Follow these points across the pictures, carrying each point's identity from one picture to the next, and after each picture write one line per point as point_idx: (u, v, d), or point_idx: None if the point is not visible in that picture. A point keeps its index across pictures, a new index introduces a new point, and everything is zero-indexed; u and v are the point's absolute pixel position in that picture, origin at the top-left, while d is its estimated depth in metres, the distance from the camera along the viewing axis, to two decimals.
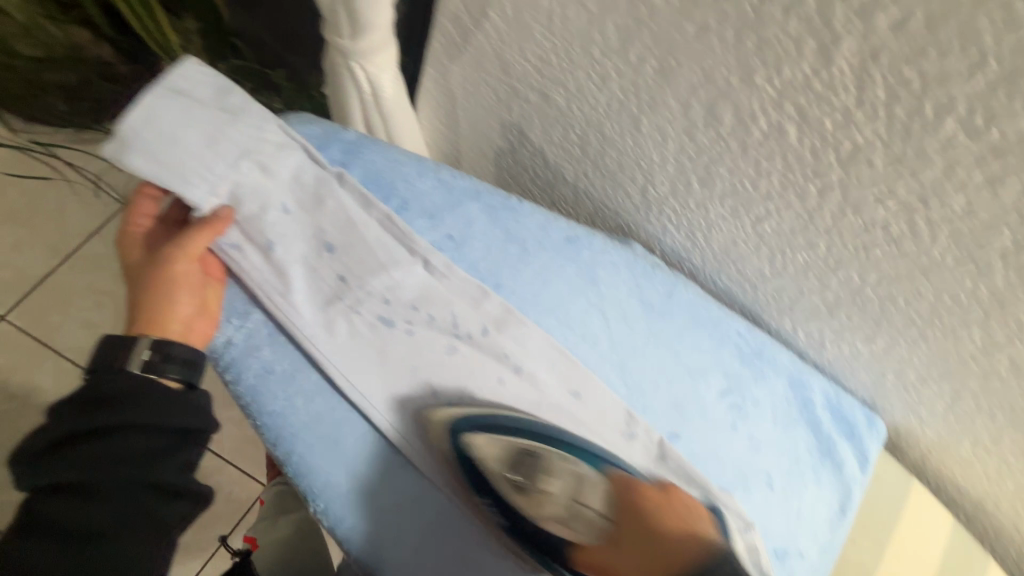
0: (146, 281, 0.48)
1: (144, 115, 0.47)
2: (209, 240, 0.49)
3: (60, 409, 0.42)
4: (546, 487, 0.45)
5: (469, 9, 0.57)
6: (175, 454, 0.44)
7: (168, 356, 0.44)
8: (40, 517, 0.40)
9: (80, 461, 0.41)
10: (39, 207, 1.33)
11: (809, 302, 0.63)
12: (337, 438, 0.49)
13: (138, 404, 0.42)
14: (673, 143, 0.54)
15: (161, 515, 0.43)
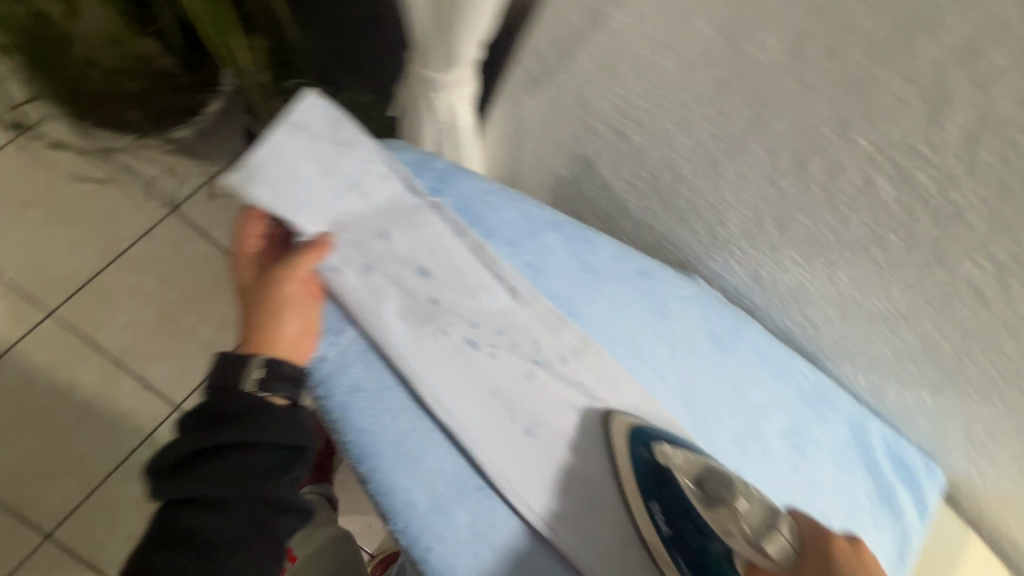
0: (256, 303, 0.51)
1: (270, 147, 0.52)
2: (315, 263, 0.52)
3: (187, 425, 0.46)
4: (737, 505, 0.46)
5: (558, 50, 0.59)
6: (286, 470, 0.47)
7: (279, 375, 0.48)
8: (171, 527, 0.43)
9: (208, 474, 0.44)
10: (92, 209, 1.33)
11: (876, 350, 0.63)
12: (417, 458, 0.51)
13: (254, 421, 0.46)
14: (753, 188, 0.55)
15: (274, 530, 0.45)
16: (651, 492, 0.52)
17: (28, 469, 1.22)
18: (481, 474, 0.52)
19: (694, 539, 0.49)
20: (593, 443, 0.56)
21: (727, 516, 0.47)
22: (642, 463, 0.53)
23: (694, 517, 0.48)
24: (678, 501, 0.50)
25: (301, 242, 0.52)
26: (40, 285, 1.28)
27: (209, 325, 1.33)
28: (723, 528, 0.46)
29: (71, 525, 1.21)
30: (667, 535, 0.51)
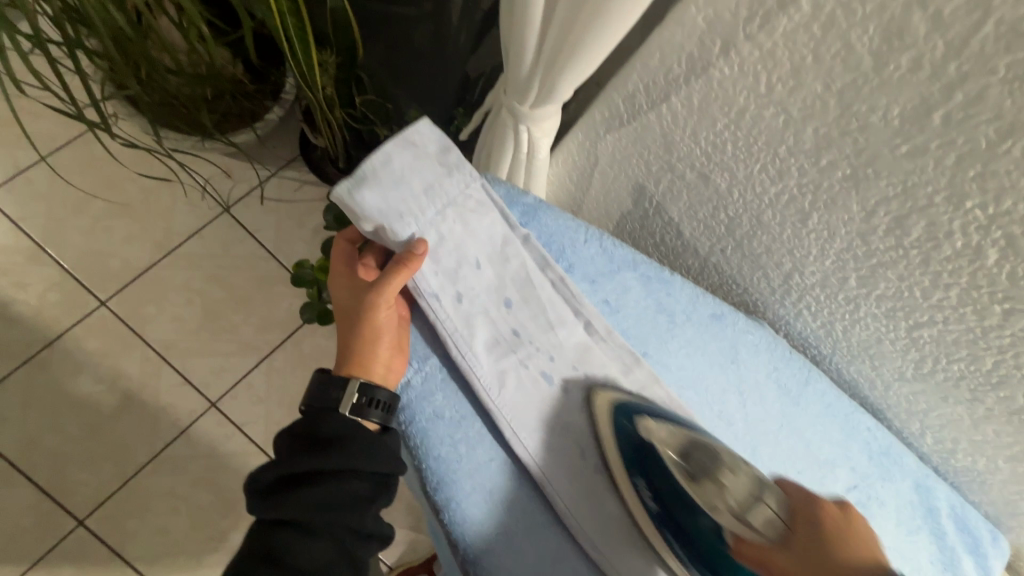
0: (351, 322, 0.52)
1: (382, 162, 0.54)
2: (405, 280, 0.52)
3: (291, 445, 0.47)
4: (723, 478, 0.49)
5: (648, 91, 0.60)
6: (377, 499, 0.47)
7: (373, 402, 0.50)
8: (269, 545, 0.44)
9: (308, 497, 0.45)
10: (151, 203, 1.36)
11: (951, 412, 0.61)
12: (491, 491, 0.52)
13: (348, 448, 0.46)
14: (840, 242, 0.55)
15: (359, 559, 0.46)
16: (636, 470, 0.53)
17: (67, 455, 1.24)
18: (552, 512, 0.53)
19: (687, 522, 0.50)
20: (578, 417, 0.56)
21: (714, 491, 0.49)
22: (626, 438, 0.53)
23: (683, 495, 0.50)
24: (666, 478, 0.51)
25: (393, 259, 0.53)
26: (91, 275, 1.31)
27: (251, 324, 1.36)
28: (710, 503, 0.49)
29: (104, 512, 1.23)
30: (656, 514, 0.52)
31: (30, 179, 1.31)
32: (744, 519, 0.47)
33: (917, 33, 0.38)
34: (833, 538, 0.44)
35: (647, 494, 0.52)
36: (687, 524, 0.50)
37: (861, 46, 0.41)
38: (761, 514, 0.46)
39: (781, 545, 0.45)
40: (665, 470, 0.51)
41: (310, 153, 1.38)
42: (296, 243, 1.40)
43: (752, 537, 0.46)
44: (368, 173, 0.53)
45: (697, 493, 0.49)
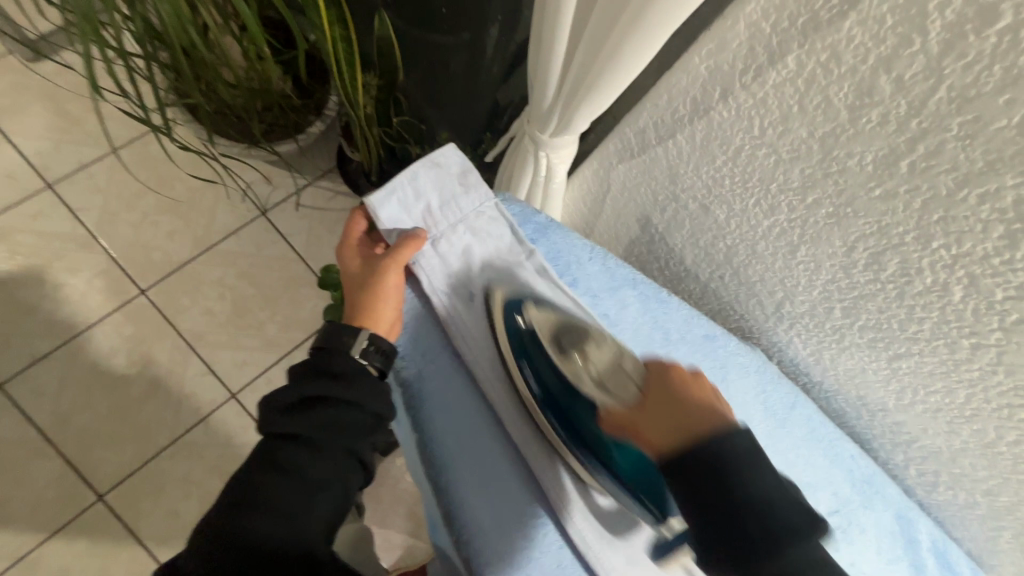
0: (361, 283, 0.58)
1: (408, 179, 0.62)
2: (413, 252, 0.59)
3: (303, 373, 0.49)
4: (588, 349, 0.58)
5: (658, 129, 0.66)
6: (376, 432, 0.50)
7: (380, 349, 0.53)
8: (278, 460, 0.47)
9: (318, 421, 0.47)
10: (196, 202, 1.46)
11: (932, 444, 0.65)
12: (485, 477, 0.59)
13: (356, 383, 0.49)
14: (826, 273, 0.60)
15: (354, 482, 0.49)
16: (523, 354, 0.60)
17: (95, 432, 1.32)
18: (542, 502, 0.58)
19: (567, 400, 0.58)
20: (479, 318, 0.61)
21: (577, 361, 0.58)
22: (516, 327, 0.60)
23: (559, 375, 0.59)
24: (544, 359, 0.60)
25: (403, 235, 0.60)
26: (135, 265, 1.41)
27: (275, 322, 1.44)
28: (577, 376, 0.58)
29: (123, 489, 1.30)
30: (540, 396, 0.59)
31: (90, 174, 1.43)
32: (603, 386, 0.55)
33: (883, 92, 0.43)
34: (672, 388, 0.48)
35: (532, 377, 0.60)
36: (563, 400, 0.59)
37: (838, 101, 0.46)
38: (619, 381, 0.54)
39: (636, 405, 0.50)
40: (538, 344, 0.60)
41: (346, 166, 1.48)
42: (325, 248, 1.49)
43: (617, 405, 0.53)
44: (395, 185, 0.61)
45: (567, 367, 0.59)
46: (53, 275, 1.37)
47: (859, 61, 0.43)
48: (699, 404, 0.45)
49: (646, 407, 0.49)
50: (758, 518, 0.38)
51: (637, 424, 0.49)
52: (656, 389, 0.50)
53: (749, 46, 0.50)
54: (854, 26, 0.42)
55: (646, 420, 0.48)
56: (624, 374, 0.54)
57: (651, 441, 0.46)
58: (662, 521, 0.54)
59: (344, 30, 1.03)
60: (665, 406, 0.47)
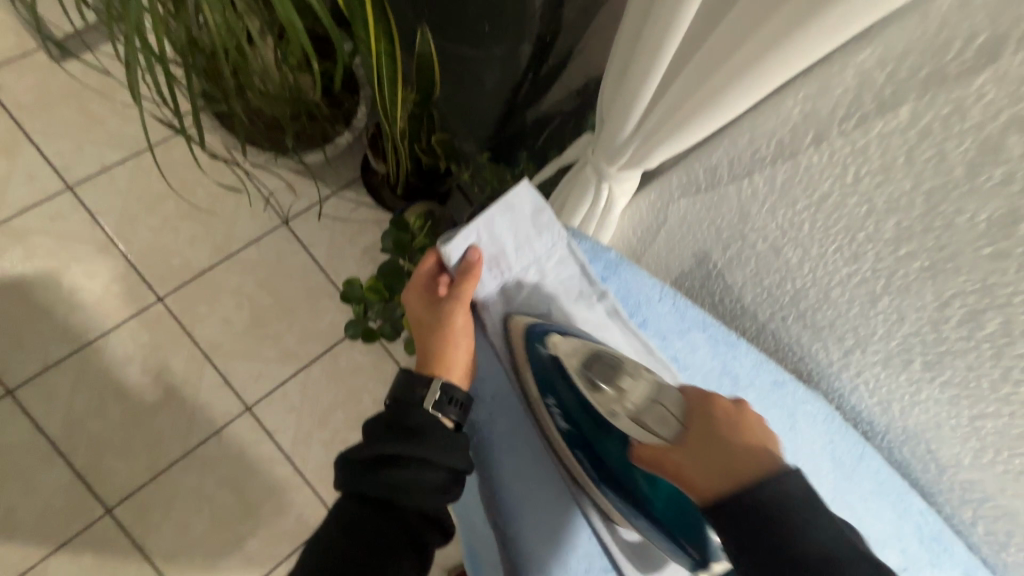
0: (432, 330, 0.58)
1: (483, 225, 0.58)
2: (475, 286, 0.58)
3: (376, 427, 0.48)
4: (622, 383, 0.52)
5: (732, 166, 0.64)
6: (449, 492, 0.47)
7: (451, 399, 0.51)
8: (350, 522, 0.44)
9: (389, 481, 0.45)
10: (217, 208, 1.43)
11: (1008, 504, 0.62)
12: (554, 528, 0.56)
13: (430, 439, 0.47)
14: (910, 325, 0.57)
15: (427, 547, 0.46)
16: (547, 389, 0.58)
17: (105, 443, 1.28)
18: (610, 558, 0.56)
19: (593, 433, 0.56)
20: (501, 348, 0.60)
21: (613, 398, 0.53)
22: (540, 356, 0.57)
23: (583, 402, 0.56)
24: (568, 392, 0.57)
25: (456, 270, 0.57)
26: (153, 272, 1.37)
27: (293, 333, 1.40)
28: (610, 410, 0.53)
29: (132, 503, 1.26)
30: (566, 432, 0.57)
31: (111, 176, 1.40)
32: (640, 423, 0.50)
33: (1011, 151, 0.41)
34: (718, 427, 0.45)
35: (557, 411, 0.57)
36: (591, 436, 0.56)
37: (955, 156, 0.44)
38: (655, 415, 0.49)
39: (677, 442, 0.47)
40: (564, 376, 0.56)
41: (371, 178, 1.46)
42: (347, 259, 1.46)
43: (651, 440, 0.49)
44: (469, 232, 0.57)
45: (598, 401, 0.54)
46: (69, 278, 1.34)
47: (988, 118, 0.41)
48: (750, 449, 0.42)
49: (686, 447, 0.46)
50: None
51: (678, 464, 0.45)
52: (701, 429, 0.46)
53: (855, 93, 0.48)
54: (988, 82, 0.40)
55: (690, 464, 0.44)
56: (661, 408, 0.49)
57: (693, 485, 0.42)
58: (703, 566, 0.52)
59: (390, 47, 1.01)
60: (713, 451, 0.43)
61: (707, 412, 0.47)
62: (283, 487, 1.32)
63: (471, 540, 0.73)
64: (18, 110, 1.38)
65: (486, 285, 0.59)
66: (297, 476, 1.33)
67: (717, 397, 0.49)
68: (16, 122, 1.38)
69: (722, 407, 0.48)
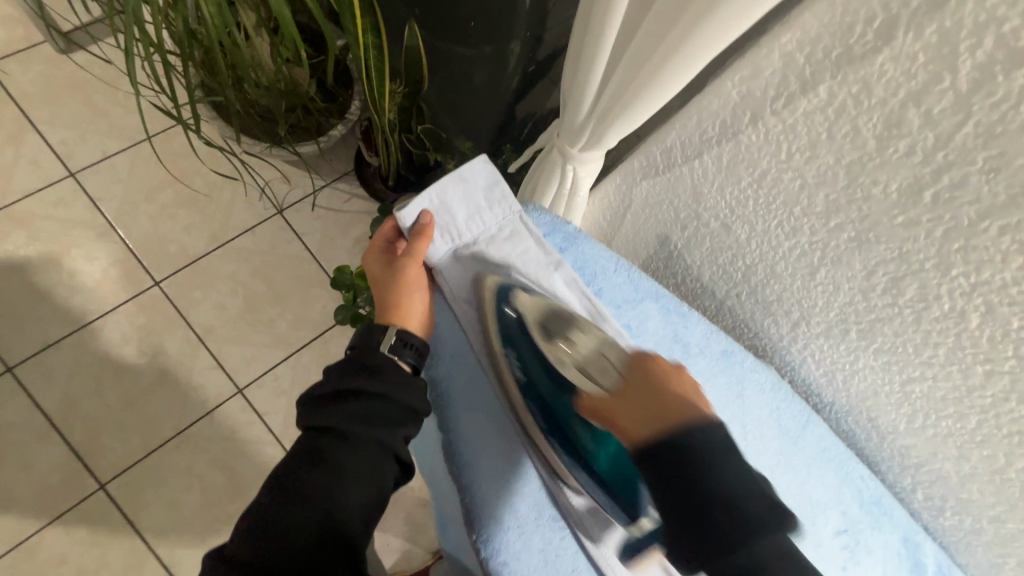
0: (391, 287, 0.60)
1: (437, 197, 0.64)
2: (429, 245, 0.62)
3: (337, 368, 0.53)
4: (574, 337, 0.58)
5: (684, 148, 0.68)
6: (404, 425, 0.52)
7: (407, 344, 0.55)
8: (312, 450, 0.49)
9: (347, 412, 0.50)
10: (214, 197, 1.48)
11: (940, 468, 0.66)
12: (506, 478, 0.60)
13: (385, 377, 0.52)
14: (844, 295, 0.61)
15: (384, 474, 0.50)
16: (508, 341, 0.61)
17: (101, 421, 1.32)
18: (558, 507, 0.60)
19: (547, 388, 0.59)
20: (471, 303, 0.63)
21: (563, 347, 0.58)
22: (505, 313, 0.61)
23: (542, 362, 0.59)
24: (527, 344, 0.60)
25: (412, 231, 0.62)
26: (151, 257, 1.42)
27: (285, 319, 1.45)
28: (557, 357, 0.58)
29: (125, 479, 1.30)
30: (522, 381, 0.60)
31: (112, 165, 1.45)
32: (586, 373, 0.55)
33: (911, 124, 0.46)
34: (652, 376, 0.49)
35: (516, 362, 0.60)
36: (545, 389, 0.59)
37: (867, 131, 0.49)
38: (600, 368, 0.54)
39: (615, 391, 0.50)
40: (525, 330, 0.60)
41: (363, 170, 1.51)
42: (338, 249, 1.51)
43: (593, 390, 0.52)
44: (422, 200, 0.63)
45: (551, 351, 0.58)
46: (69, 262, 1.39)
47: (890, 94, 0.46)
48: (679, 400, 0.46)
49: (623, 395, 0.49)
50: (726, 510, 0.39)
51: (612, 410, 0.49)
52: (636, 379, 0.50)
53: (782, 75, 0.53)
54: (887, 61, 0.45)
55: (623, 408, 0.48)
56: (605, 360, 0.54)
57: (624, 428, 0.46)
58: (635, 523, 0.56)
59: (377, 39, 1.06)
60: (645, 398, 0.47)
61: (646, 366, 0.50)
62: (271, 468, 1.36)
63: (439, 504, 0.77)
64: (24, 100, 1.44)
65: (438, 249, 0.63)
66: None
67: (657, 355, 0.52)
68: (23, 111, 1.43)
69: (661, 362, 0.51)
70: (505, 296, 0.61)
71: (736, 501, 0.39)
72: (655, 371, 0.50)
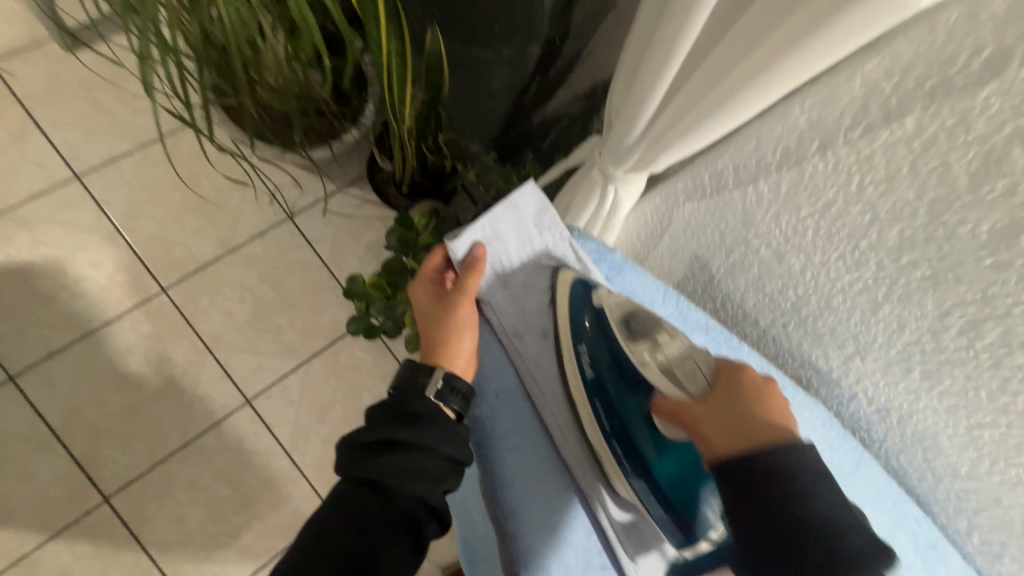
0: (438, 319, 0.58)
1: (488, 224, 0.62)
2: (479, 279, 0.59)
3: (379, 415, 0.49)
4: (659, 338, 0.55)
5: (737, 172, 0.65)
6: (448, 481, 0.48)
7: (454, 390, 0.52)
8: (351, 507, 0.45)
9: (391, 466, 0.46)
10: (223, 201, 1.43)
11: (1003, 515, 0.62)
12: (554, 525, 0.56)
13: (431, 427, 0.48)
14: (910, 334, 0.58)
15: (424, 536, 0.46)
16: (579, 336, 0.60)
17: (105, 432, 1.28)
18: (610, 556, 0.56)
19: (617, 390, 0.57)
20: (546, 312, 0.63)
21: (646, 348, 0.56)
22: (581, 320, 0.60)
23: (615, 356, 0.57)
24: (603, 343, 0.58)
25: (462, 263, 0.59)
26: (157, 263, 1.38)
27: (295, 328, 1.40)
28: (641, 359, 0.56)
29: (129, 493, 1.27)
30: (590, 379, 0.59)
31: (119, 167, 1.41)
32: (672, 376, 0.54)
33: (1014, 163, 0.42)
34: (741, 392, 0.50)
35: (586, 358, 0.60)
36: (614, 388, 0.57)
37: (959, 167, 0.45)
38: (688, 373, 0.53)
39: (702, 400, 0.51)
40: (602, 327, 0.58)
41: (376, 175, 1.46)
42: (350, 256, 1.47)
43: (675, 394, 0.53)
44: (475, 229, 0.61)
45: (633, 351, 0.56)
46: (73, 267, 1.34)
47: (991, 131, 0.42)
48: (768, 416, 0.48)
49: (711, 405, 0.50)
50: (824, 537, 0.39)
51: (700, 417, 0.50)
52: (724, 390, 0.51)
53: (862, 102, 0.49)
54: (992, 95, 0.41)
55: (710, 419, 0.49)
56: (694, 364, 0.53)
57: (710, 435, 0.48)
58: (691, 544, 0.53)
59: (401, 45, 1.01)
60: (734, 413, 0.48)
61: (736, 379, 0.51)
62: (279, 481, 1.32)
63: (468, 538, 0.74)
64: (28, 98, 1.39)
65: (488, 280, 0.62)
66: (294, 471, 1.33)
67: (747, 367, 0.53)
68: (26, 110, 1.39)
69: (751, 374, 0.52)
70: (585, 307, 0.60)
71: (830, 527, 0.40)
72: (749, 384, 0.51)
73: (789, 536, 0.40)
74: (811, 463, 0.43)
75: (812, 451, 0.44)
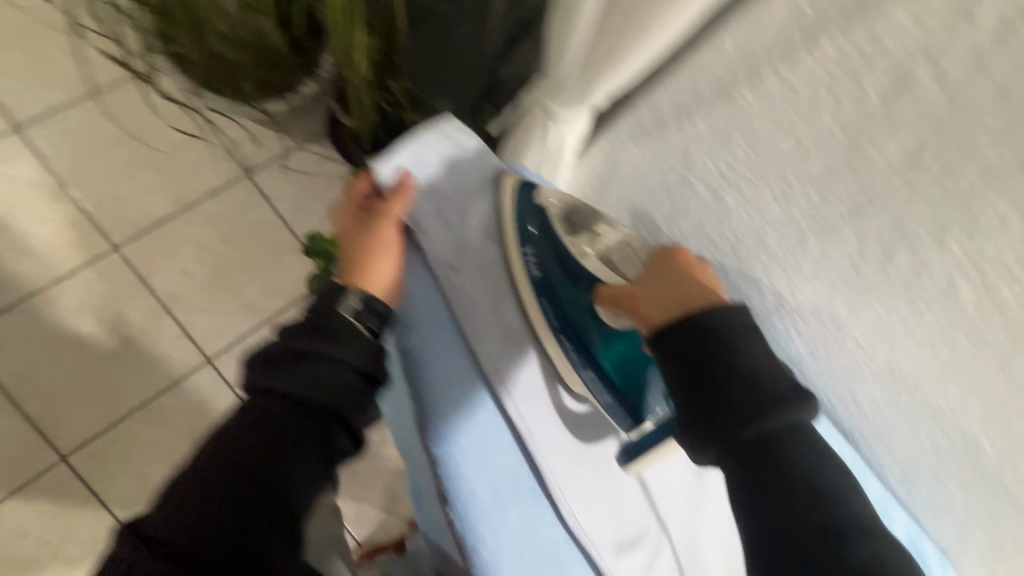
0: (359, 244, 0.58)
1: (414, 150, 0.64)
2: (405, 206, 0.61)
3: (292, 329, 0.50)
4: (597, 230, 0.62)
5: (678, 109, 0.67)
6: (361, 394, 0.49)
7: (370, 308, 0.53)
8: (259, 413, 0.46)
9: (299, 376, 0.47)
10: (178, 155, 1.38)
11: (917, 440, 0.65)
12: (485, 453, 0.59)
13: (343, 340, 0.49)
14: (837, 266, 0.61)
15: (332, 443, 0.48)
16: (524, 233, 0.63)
17: (61, 392, 1.26)
18: (540, 480, 0.60)
19: (565, 293, 0.61)
20: (490, 242, 0.65)
21: (585, 241, 0.61)
22: (528, 227, 0.63)
23: (558, 254, 0.61)
24: (549, 245, 0.62)
25: (385, 189, 0.61)
26: (108, 219, 1.33)
27: (255, 287, 1.38)
28: (580, 249, 0.60)
29: (88, 451, 1.25)
30: (538, 279, 0.62)
31: (62, 120, 1.34)
32: (608, 261, 0.60)
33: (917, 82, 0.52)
34: (675, 271, 0.53)
35: (532, 259, 0.62)
36: (562, 286, 0.61)
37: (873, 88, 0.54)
38: (624, 260, 0.59)
39: (638, 282, 0.55)
40: (548, 232, 0.62)
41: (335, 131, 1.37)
42: (310, 214, 1.43)
43: (615, 282, 0.57)
44: (399, 158, 0.63)
45: (573, 242, 0.61)
46: (18, 223, 1.29)
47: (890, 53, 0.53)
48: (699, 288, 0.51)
49: (644, 284, 0.54)
50: (746, 385, 0.44)
51: (636, 297, 0.53)
52: (657, 272, 0.54)
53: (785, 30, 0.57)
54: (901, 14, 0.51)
55: (644, 297, 0.53)
56: (628, 250, 0.59)
57: (642, 310, 0.52)
58: (636, 424, 0.59)
59: None
60: (669, 287, 0.52)
61: (668, 260, 0.55)
62: None
63: (413, 476, 0.74)
64: None
65: (418, 208, 0.62)
66: None
67: (682, 252, 0.56)
68: None
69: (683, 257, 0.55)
70: (528, 215, 0.63)
71: (753, 376, 0.44)
72: (678, 265, 0.54)
73: (721, 385, 0.44)
74: (740, 322, 0.47)
75: (739, 311, 0.47)
